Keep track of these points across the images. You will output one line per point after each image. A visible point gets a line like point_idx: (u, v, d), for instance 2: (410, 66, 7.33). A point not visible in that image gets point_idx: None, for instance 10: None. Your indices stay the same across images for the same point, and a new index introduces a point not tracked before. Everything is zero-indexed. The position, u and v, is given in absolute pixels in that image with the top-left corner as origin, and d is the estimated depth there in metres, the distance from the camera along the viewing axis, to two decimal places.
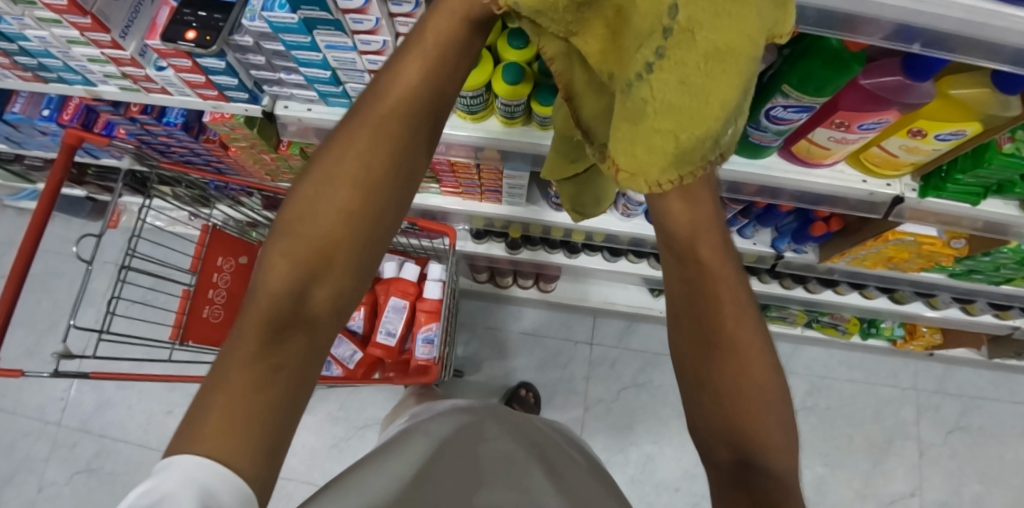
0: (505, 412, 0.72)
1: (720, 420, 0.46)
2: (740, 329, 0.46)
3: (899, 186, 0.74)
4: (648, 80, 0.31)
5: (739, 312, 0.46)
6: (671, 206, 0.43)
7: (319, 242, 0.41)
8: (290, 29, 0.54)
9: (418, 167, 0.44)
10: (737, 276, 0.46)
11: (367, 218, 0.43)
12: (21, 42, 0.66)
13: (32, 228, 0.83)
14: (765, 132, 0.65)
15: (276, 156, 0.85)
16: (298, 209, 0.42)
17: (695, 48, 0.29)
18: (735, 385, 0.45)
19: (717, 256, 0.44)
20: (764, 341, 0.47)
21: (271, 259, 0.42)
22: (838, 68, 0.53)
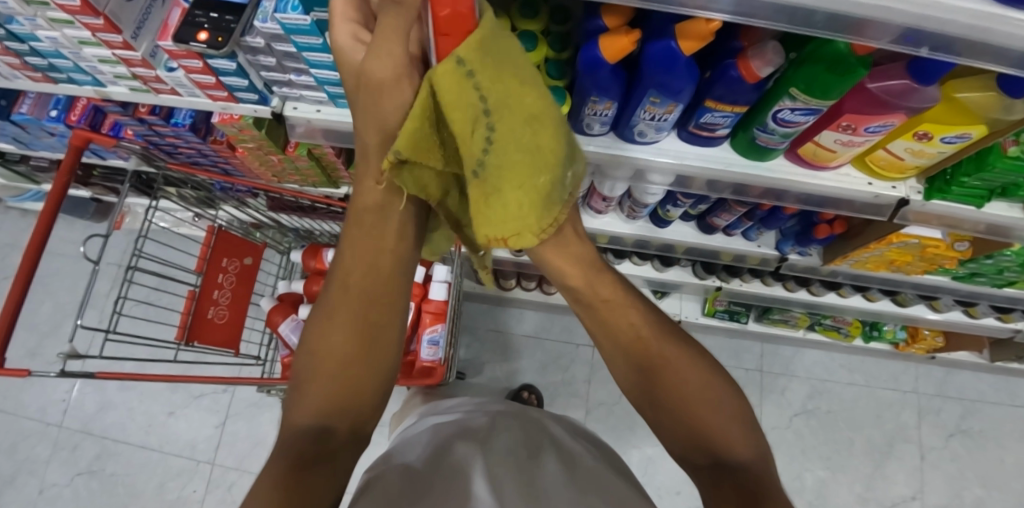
0: (518, 409, 0.74)
1: (686, 429, 0.60)
2: (665, 348, 0.64)
3: (905, 189, 0.74)
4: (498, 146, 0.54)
5: (658, 336, 0.65)
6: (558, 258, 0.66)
7: (328, 391, 0.59)
8: (302, 31, 0.55)
9: (387, 333, 0.63)
10: (636, 306, 0.67)
11: (380, 333, 0.63)
12: (32, 42, 0.66)
13: (39, 228, 0.83)
14: (772, 135, 0.65)
15: (283, 158, 0.85)
16: (326, 333, 0.61)
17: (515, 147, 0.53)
18: (680, 393, 0.61)
19: (617, 299, 0.67)
20: (692, 354, 0.64)
21: (308, 371, 0.60)
22: (845, 72, 0.53)
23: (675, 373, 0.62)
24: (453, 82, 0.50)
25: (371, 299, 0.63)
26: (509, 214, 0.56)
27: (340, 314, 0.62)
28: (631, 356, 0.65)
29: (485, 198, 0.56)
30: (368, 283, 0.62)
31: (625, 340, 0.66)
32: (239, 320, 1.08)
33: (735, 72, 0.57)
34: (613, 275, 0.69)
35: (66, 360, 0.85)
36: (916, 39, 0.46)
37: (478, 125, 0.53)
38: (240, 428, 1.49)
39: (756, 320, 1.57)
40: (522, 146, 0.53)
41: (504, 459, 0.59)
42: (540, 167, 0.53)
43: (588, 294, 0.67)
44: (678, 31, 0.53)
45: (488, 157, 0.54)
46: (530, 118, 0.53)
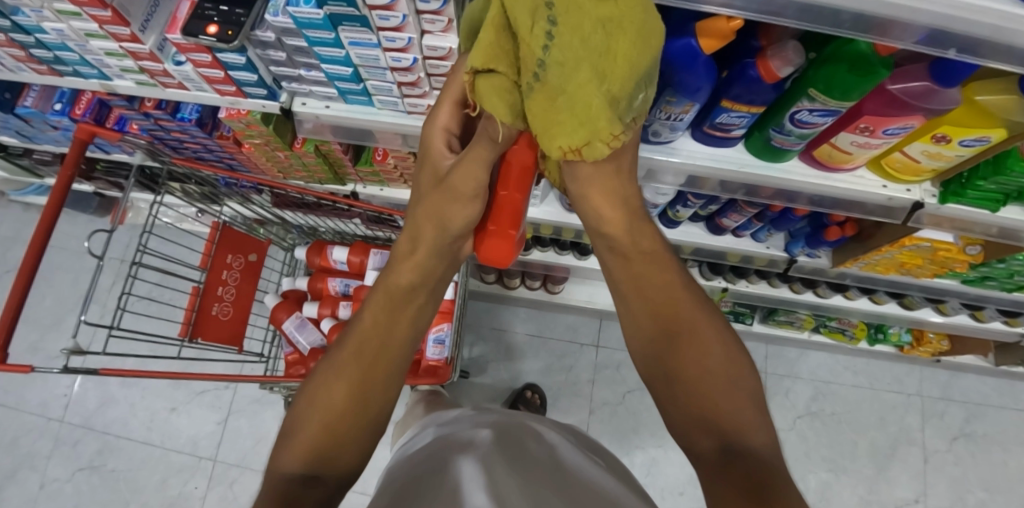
0: (516, 414, 0.74)
1: (700, 407, 0.60)
2: (696, 319, 0.65)
3: (919, 192, 0.74)
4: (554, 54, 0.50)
5: (689, 303, 0.67)
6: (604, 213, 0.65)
7: (323, 432, 0.61)
8: (314, 25, 0.54)
9: (381, 384, 0.66)
10: (672, 268, 0.69)
11: (380, 385, 0.66)
12: (38, 34, 0.65)
13: (43, 223, 0.82)
14: (788, 136, 0.64)
15: (290, 154, 0.84)
16: (330, 380, 0.65)
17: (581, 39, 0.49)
18: (702, 365, 0.62)
19: (654, 255, 0.68)
20: (716, 329, 0.66)
21: (304, 416, 0.62)
22: (866, 73, 0.53)
23: (698, 342, 0.64)
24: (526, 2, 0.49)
25: (377, 358, 0.67)
26: (576, 115, 0.52)
27: (346, 364, 0.65)
28: (660, 318, 0.66)
29: (553, 94, 0.51)
30: (380, 337, 0.68)
31: (656, 300, 0.67)
32: (243, 317, 1.07)
33: (754, 71, 0.56)
34: (655, 235, 0.69)
35: (69, 357, 0.84)
36: (942, 40, 0.45)
37: (539, 15, 0.49)
38: (243, 425, 1.48)
39: (761, 322, 1.56)
40: (587, 58, 0.50)
41: (502, 462, 0.59)
42: (604, 74, 0.50)
43: (630, 242, 0.67)
44: (698, 29, 0.52)
45: (550, 55, 0.50)
46: (608, 19, 0.48)
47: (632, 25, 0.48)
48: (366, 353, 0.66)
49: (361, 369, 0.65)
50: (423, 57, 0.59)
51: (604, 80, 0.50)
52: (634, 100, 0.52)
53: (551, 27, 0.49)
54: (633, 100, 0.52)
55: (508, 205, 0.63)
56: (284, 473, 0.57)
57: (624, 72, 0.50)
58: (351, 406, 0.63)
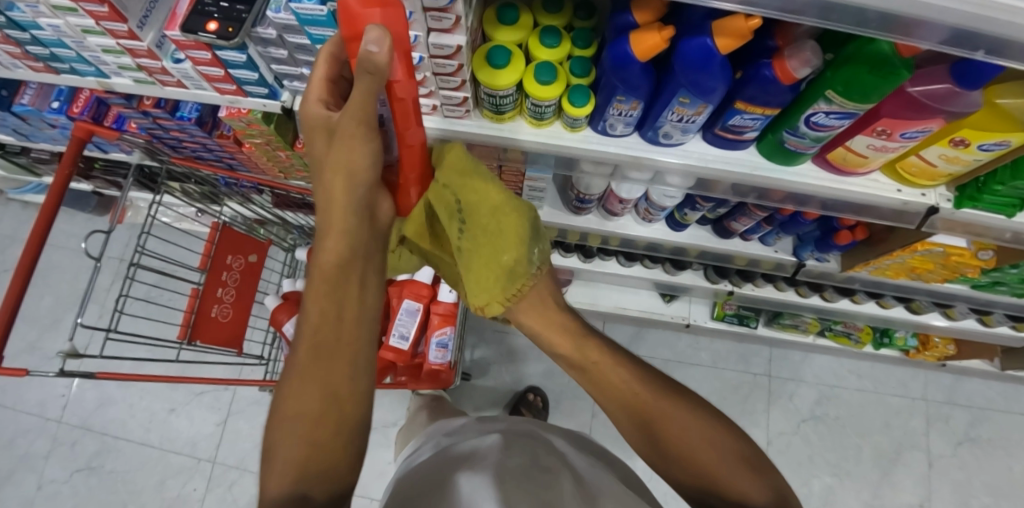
0: (521, 421, 0.73)
1: (698, 482, 0.55)
2: (664, 405, 0.59)
3: (934, 196, 0.72)
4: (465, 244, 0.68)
5: (653, 391, 0.60)
6: (545, 329, 0.67)
7: (301, 451, 0.50)
8: (317, 22, 0.52)
9: (343, 373, 0.54)
10: (620, 361, 0.63)
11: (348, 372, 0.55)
12: (34, 31, 0.63)
13: (40, 223, 0.81)
14: (802, 139, 0.63)
15: (292, 153, 0.83)
16: (293, 381, 0.53)
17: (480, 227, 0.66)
18: (683, 444, 0.57)
19: (598, 358, 0.64)
20: (690, 400, 0.60)
21: (277, 430, 0.52)
22: (887, 74, 0.51)
23: (669, 421, 0.58)
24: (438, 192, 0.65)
25: (333, 344, 0.55)
26: (484, 280, 0.67)
27: (305, 356, 0.54)
28: (626, 409, 0.61)
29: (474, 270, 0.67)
30: (328, 328, 0.56)
31: (619, 397, 0.61)
32: (242, 318, 1.06)
33: (770, 72, 0.55)
34: (599, 342, 0.65)
35: (65, 360, 0.82)
36: (967, 41, 0.44)
37: (454, 220, 0.67)
38: (242, 427, 1.47)
39: (766, 325, 1.55)
40: (488, 234, 0.66)
41: (514, 469, 0.57)
42: (502, 246, 0.66)
43: (579, 358, 0.65)
44: (714, 27, 0.51)
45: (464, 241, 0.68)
46: (493, 210, 0.66)
47: (512, 218, 0.66)
48: (314, 351, 0.55)
49: (312, 368, 0.54)
50: (429, 56, 0.57)
51: (497, 244, 0.66)
52: (531, 256, 0.66)
53: (461, 225, 0.67)
54: (530, 257, 0.66)
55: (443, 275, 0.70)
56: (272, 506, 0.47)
57: (513, 242, 0.65)
58: (317, 408, 0.52)
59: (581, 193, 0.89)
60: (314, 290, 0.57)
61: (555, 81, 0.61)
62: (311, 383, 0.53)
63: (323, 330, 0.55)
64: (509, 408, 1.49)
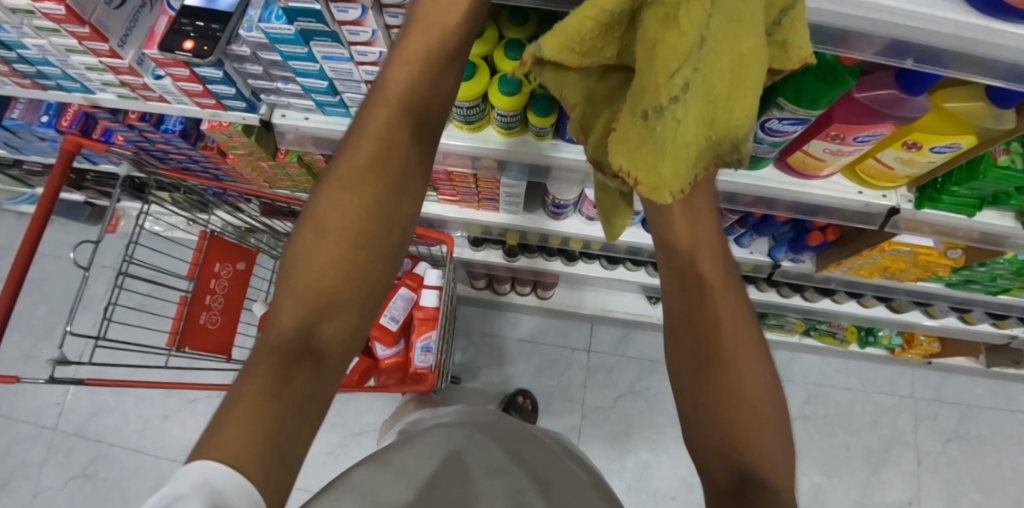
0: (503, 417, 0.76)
1: (723, 439, 0.52)
2: (742, 356, 0.54)
3: (895, 197, 0.75)
4: (681, 102, 0.34)
5: (739, 334, 0.54)
6: (675, 223, 0.58)
7: (314, 287, 0.51)
8: (286, 40, 0.54)
9: (377, 242, 0.54)
10: (735, 294, 0.56)
11: (385, 244, 0.55)
12: (19, 50, 0.66)
13: (30, 233, 0.83)
14: (761, 144, 0.66)
15: (274, 163, 0.85)
16: (317, 222, 0.53)
17: (722, 57, 0.35)
18: (734, 403, 0.52)
19: (714, 281, 0.56)
20: (763, 359, 0.55)
21: (298, 263, 0.52)
22: (832, 80, 0.54)
23: (738, 373, 0.53)
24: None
25: (366, 197, 0.53)
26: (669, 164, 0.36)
27: (341, 204, 0.53)
28: (700, 334, 0.55)
29: (648, 140, 0.36)
30: (362, 194, 0.53)
31: (698, 323, 0.56)
32: (231, 325, 1.07)
33: None
34: (726, 266, 0.58)
35: (56, 367, 0.83)
36: (902, 50, 0.46)
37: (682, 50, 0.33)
38: None
39: None
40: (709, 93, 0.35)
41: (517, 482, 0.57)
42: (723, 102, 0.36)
43: (702, 268, 0.56)
44: None
45: (676, 106, 0.34)
46: (736, 61, 0.35)
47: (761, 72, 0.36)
48: (343, 215, 0.53)
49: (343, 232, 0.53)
50: None
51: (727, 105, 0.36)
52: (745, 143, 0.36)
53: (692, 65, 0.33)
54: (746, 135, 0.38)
55: None
56: (262, 372, 0.48)
57: (742, 118, 0.36)
58: (337, 264, 0.52)
59: (557, 198, 0.91)
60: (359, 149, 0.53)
61: (518, 91, 0.64)
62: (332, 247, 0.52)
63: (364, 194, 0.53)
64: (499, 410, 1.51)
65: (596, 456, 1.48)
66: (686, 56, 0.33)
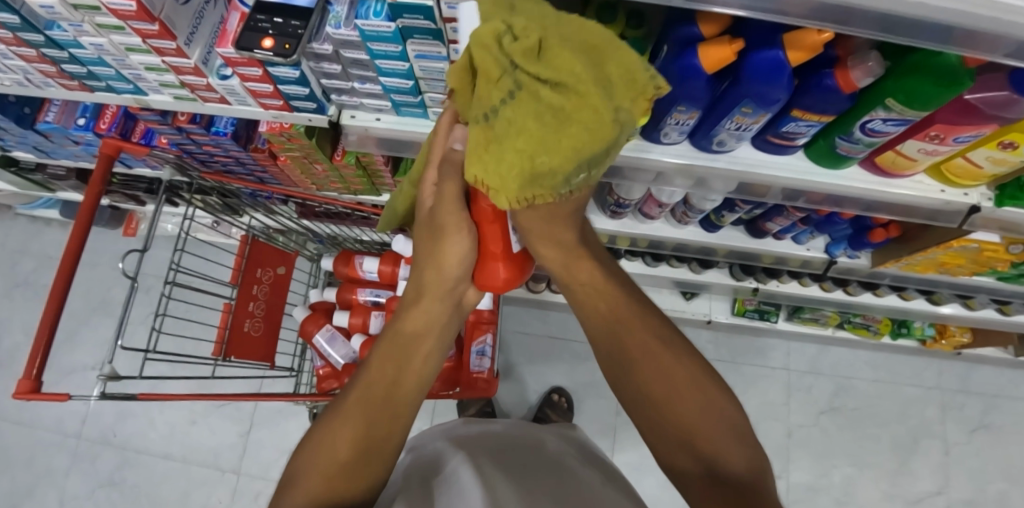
0: (509, 427, 0.81)
1: (675, 435, 0.61)
2: (656, 350, 0.63)
3: (976, 195, 0.73)
4: (507, 104, 0.42)
5: (643, 322, 0.65)
6: (549, 255, 0.65)
7: (325, 480, 0.57)
8: (382, 38, 0.50)
9: (382, 448, 0.62)
10: (624, 292, 0.67)
11: (388, 443, 0.63)
12: (73, 49, 0.62)
13: (73, 242, 0.77)
14: (855, 144, 0.64)
15: (329, 166, 0.81)
16: (331, 427, 0.61)
17: (520, 128, 0.42)
18: (669, 397, 0.61)
19: (602, 284, 0.67)
20: (681, 346, 0.64)
21: (307, 469, 0.58)
22: (951, 83, 0.52)
23: (653, 362, 0.63)
24: (515, 107, 0.42)
25: (380, 414, 0.63)
26: (514, 164, 0.43)
27: (353, 412, 0.62)
28: (614, 347, 0.66)
29: (508, 126, 0.42)
30: (381, 395, 0.63)
31: (613, 337, 0.66)
32: (273, 331, 1.03)
33: (832, 81, 0.55)
34: (598, 263, 0.67)
35: (106, 382, 0.79)
36: None
37: (507, 70, 0.42)
38: (265, 436, 1.45)
39: (786, 319, 1.55)
40: (532, 128, 0.42)
41: (538, 480, 0.64)
42: (546, 148, 0.42)
43: (582, 280, 0.67)
44: (786, 40, 0.50)
45: (501, 109, 0.43)
46: (537, 139, 0.42)
47: (585, 120, 0.41)
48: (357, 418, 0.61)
49: (354, 433, 0.60)
50: None
51: (553, 139, 0.41)
52: (572, 180, 0.44)
53: (507, 91, 0.42)
54: (572, 178, 0.44)
55: (484, 215, 0.60)
56: None
57: (551, 162, 0.42)
58: (355, 453, 0.59)
59: (621, 198, 0.88)
60: (374, 369, 0.64)
61: None
62: (343, 447, 0.59)
63: (374, 403, 0.63)
64: (533, 410, 1.49)
65: (631, 453, 1.47)
66: (503, 76, 0.42)
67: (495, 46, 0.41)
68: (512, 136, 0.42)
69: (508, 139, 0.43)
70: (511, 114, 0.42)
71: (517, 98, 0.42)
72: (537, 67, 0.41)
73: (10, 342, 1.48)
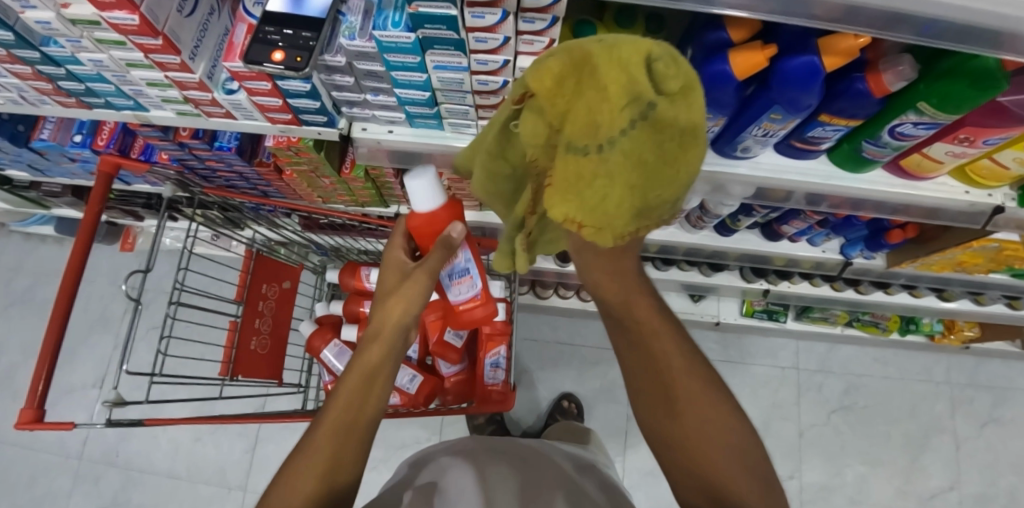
0: (523, 443, 0.73)
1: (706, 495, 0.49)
2: (698, 397, 0.50)
3: (999, 196, 0.71)
4: (626, 137, 0.36)
5: (690, 370, 0.51)
6: (599, 281, 0.52)
7: None
8: (401, 49, 0.48)
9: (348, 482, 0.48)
10: (675, 331, 0.52)
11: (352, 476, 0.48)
12: (70, 65, 0.59)
13: (73, 264, 0.74)
14: (882, 148, 0.63)
15: (338, 179, 0.79)
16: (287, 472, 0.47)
17: (639, 162, 0.37)
18: (704, 452, 0.49)
19: (652, 324, 0.52)
20: (726, 400, 0.51)
21: None
22: (987, 87, 0.50)
23: (692, 413, 0.50)
24: (636, 139, 0.36)
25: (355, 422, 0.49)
26: (628, 201, 0.39)
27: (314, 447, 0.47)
28: (649, 388, 0.52)
29: (628, 163, 0.37)
30: (346, 420, 0.49)
31: (652, 381, 0.52)
32: (281, 348, 1.00)
33: (863, 85, 0.54)
34: (654, 297, 0.53)
35: (112, 408, 0.76)
36: None
37: (635, 99, 0.35)
38: (272, 451, 1.42)
39: (795, 319, 1.54)
40: (654, 162, 0.37)
41: (542, 479, 0.62)
42: (664, 182, 0.39)
43: (629, 313, 0.52)
44: (820, 45, 0.48)
45: (620, 141, 0.37)
46: (656, 174, 0.38)
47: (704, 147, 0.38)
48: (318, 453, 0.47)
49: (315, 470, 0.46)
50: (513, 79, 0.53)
51: (672, 175, 0.38)
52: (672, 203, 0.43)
53: (629, 122, 0.36)
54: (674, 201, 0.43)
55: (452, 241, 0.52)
56: None
57: (666, 195, 0.40)
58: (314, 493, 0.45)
59: None
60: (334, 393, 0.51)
61: None
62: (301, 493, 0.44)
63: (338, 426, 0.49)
64: (543, 418, 1.47)
65: (643, 458, 1.45)
66: (627, 105, 0.35)
67: (620, 71, 0.35)
68: (630, 172, 0.38)
69: (622, 174, 0.38)
70: (630, 148, 0.37)
71: (638, 130, 0.36)
72: (671, 105, 0.35)
73: (6, 363, 1.44)
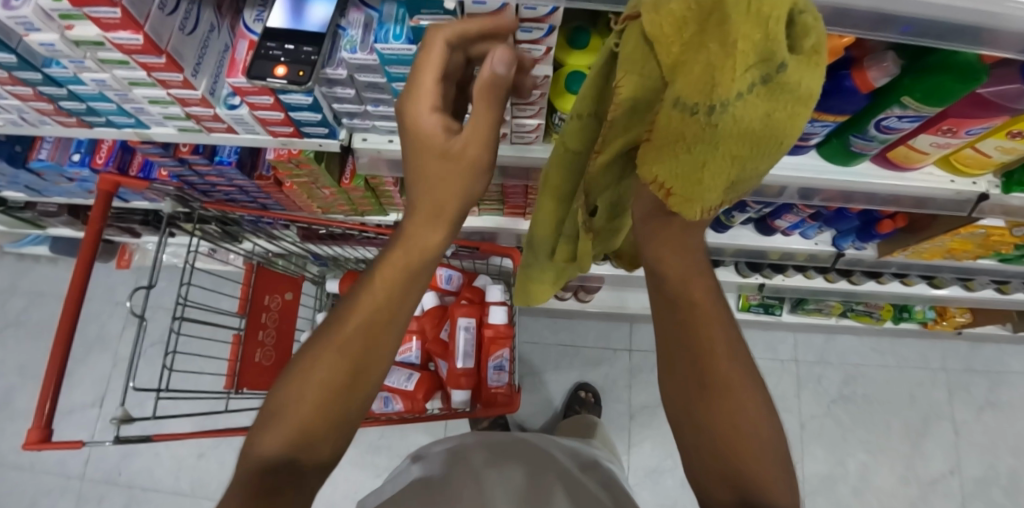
0: (523, 441, 0.72)
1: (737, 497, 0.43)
2: (744, 393, 0.44)
3: (984, 183, 0.74)
4: (736, 104, 0.33)
5: (740, 366, 0.45)
6: (662, 255, 0.48)
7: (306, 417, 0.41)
8: (403, 60, 0.50)
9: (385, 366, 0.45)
10: (729, 321, 0.47)
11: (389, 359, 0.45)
12: (72, 86, 0.60)
13: (75, 283, 0.75)
14: (870, 142, 0.64)
15: (338, 190, 0.80)
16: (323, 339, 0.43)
17: (748, 129, 0.34)
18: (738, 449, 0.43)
19: (707, 308, 0.46)
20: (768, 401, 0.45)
21: (289, 394, 0.42)
22: (969, 80, 0.52)
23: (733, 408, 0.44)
24: (749, 106, 0.33)
25: (378, 336, 0.44)
26: (725, 170, 0.37)
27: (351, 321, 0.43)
28: (692, 379, 0.46)
29: (733, 131, 0.34)
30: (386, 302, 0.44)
31: (696, 371, 0.46)
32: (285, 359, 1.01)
33: (849, 82, 0.56)
34: (711, 281, 0.48)
35: (119, 425, 0.76)
36: None
37: (762, 61, 0.31)
38: None
39: (790, 311, 1.56)
40: (764, 131, 0.34)
41: (545, 479, 0.61)
42: (770, 153, 0.36)
43: (682, 293, 0.47)
44: None
45: (731, 107, 0.33)
46: (761, 144, 0.35)
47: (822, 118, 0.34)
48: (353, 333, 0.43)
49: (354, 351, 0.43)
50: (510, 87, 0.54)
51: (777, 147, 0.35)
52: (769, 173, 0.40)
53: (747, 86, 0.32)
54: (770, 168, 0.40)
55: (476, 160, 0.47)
56: None
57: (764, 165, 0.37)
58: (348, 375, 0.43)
59: None
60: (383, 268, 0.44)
61: None
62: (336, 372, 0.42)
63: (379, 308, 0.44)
64: (547, 419, 1.48)
65: (648, 456, 1.46)
66: (749, 66, 0.32)
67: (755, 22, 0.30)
68: (735, 140, 0.35)
69: (725, 140, 0.35)
70: (743, 114, 0.33)
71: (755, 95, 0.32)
72: (803, 69, 0.32)
73: (4, 386, 1.43)
